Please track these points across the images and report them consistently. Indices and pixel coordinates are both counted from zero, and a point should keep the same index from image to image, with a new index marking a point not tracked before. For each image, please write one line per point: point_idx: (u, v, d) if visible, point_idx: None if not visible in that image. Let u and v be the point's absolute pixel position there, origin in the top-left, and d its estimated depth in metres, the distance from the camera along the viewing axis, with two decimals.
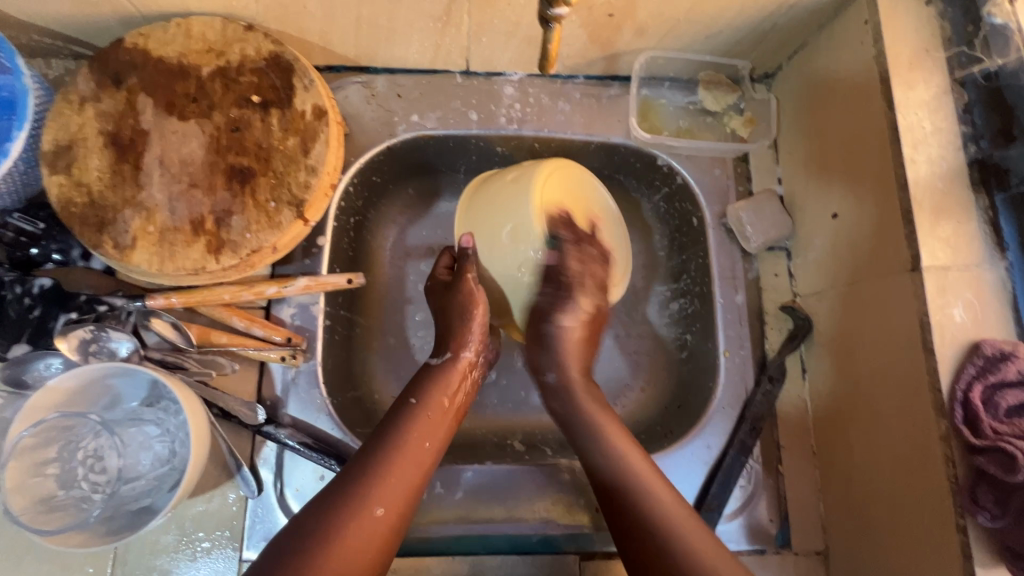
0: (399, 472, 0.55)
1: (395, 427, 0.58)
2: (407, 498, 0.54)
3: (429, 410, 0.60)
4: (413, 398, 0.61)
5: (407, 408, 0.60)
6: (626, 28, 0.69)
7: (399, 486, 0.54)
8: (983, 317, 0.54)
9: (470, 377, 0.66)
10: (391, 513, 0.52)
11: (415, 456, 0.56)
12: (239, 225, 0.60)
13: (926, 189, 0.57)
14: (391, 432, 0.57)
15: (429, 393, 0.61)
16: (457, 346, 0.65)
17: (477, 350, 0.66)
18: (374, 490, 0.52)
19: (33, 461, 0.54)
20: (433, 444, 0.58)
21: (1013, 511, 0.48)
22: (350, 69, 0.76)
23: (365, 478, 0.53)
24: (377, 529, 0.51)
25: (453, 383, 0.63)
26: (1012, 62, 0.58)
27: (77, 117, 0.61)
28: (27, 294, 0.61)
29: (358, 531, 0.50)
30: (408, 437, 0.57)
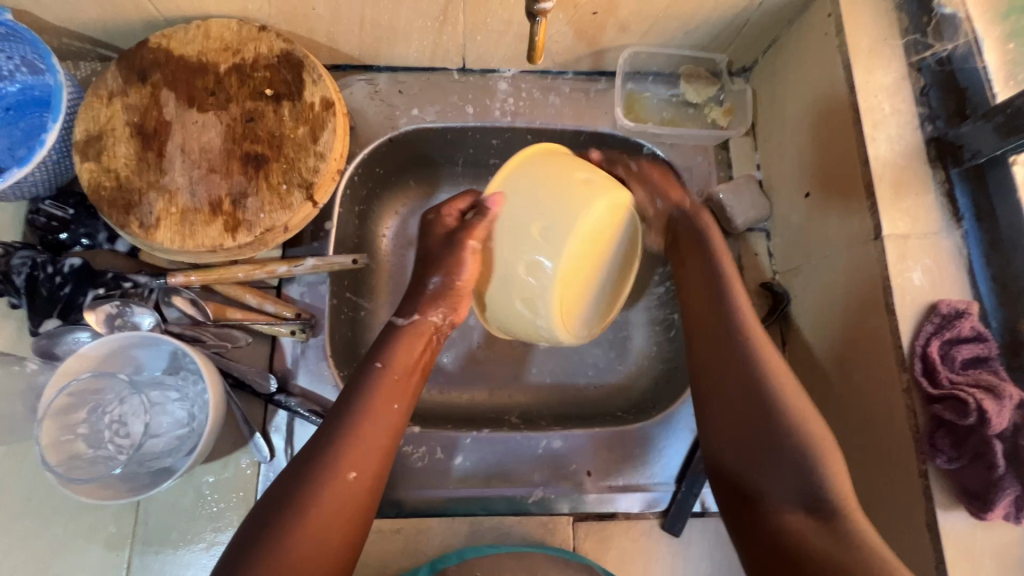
0: (371, 436, 0.56)
1: (363, 390, 0.59)
2: (379, 460, 0.56)
3: (396, 373, 0.61)
4: (379, 361, 0.61)
5: (374, 371, 0.61)
6: (610, 25, 0.74)
7: (374, 449, 0.56)
8: (941, 280, 0.59)
9: (433, 337, 0.67)
10: (365, 475, 0.54)
11: (384, 419, 0.58)
12: (254, 206, 0.65)
13: (887, 164, 0.62)
14: (358, 396, 0.58)
15: (394, 353, 0.63)
16: (425, 308, 0.66)
17: (442, 315, 0.67)
18: (344, 456, 0.54)
19: (66, 421, 0.59)
20: (401, 405, 0.60)
21: (967, 452, 0.52)
22: (355, 68, 0.82)
23: (332, 447, 0.55)
24: (351, 490, 0.53)
25: (417, 345, 0.65)
26: (961, 47, 0.63)
27: (106, 110, 0.66)
28: (58, 273, 0.66)
29: (332, 498, 0.52)
30: (376, 401, 0.58)
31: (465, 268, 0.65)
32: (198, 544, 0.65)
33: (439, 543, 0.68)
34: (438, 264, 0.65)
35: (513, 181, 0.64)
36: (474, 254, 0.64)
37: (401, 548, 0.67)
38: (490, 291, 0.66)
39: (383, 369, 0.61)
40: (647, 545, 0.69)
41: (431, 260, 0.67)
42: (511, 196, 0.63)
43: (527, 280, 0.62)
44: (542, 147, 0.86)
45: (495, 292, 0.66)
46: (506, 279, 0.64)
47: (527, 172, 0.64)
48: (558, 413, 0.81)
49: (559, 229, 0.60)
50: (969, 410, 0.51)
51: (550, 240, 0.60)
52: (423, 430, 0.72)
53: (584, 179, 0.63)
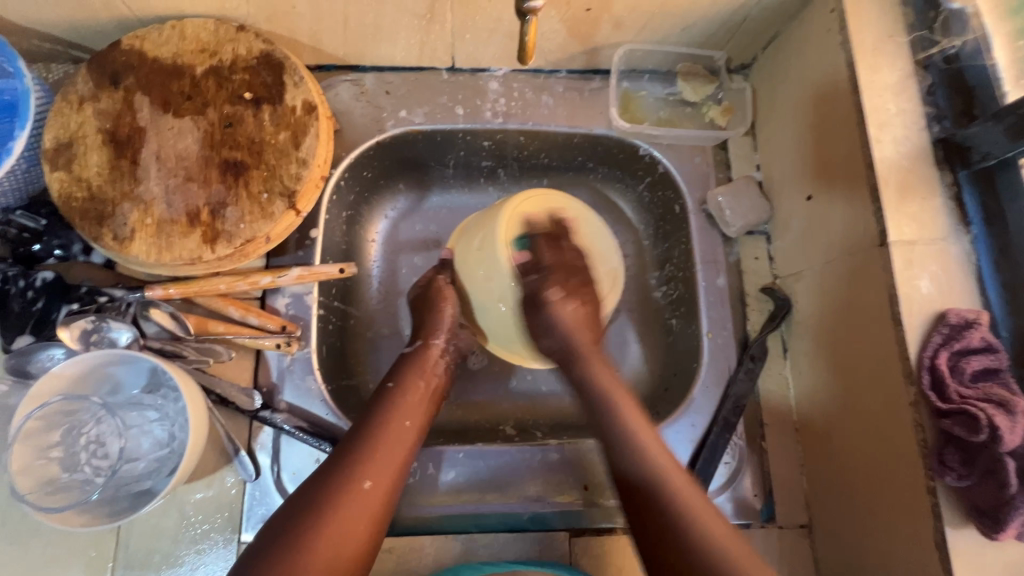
0: (387, 452, 0.56)
1: (378, 409, 0.60)
2: (395, 473, 0.55)
3: (407, 391, 0.62)
4: (391, 381, 0.63)
5: (386, 390, 0.62)
6: (604, 22, 0.72)
7: (389, 464, 0.55)
8: (949, 288, 0.56)
9: (438, 361, 0.67)
10: (378, 487, 0.53)
11: (399, 436, 0.58)
12: (233, 216, 0.62)
13: (892, 167, 0.59)
14: (373, 414, 0.59)
15: (406, 374, 0.64)
16: (425, 333, 0.69)
17: (446, 339, 0.69)
18: (359, 466, 0.54)
19: (38, 444, 0.57)
20: (413, 422, 0.60)
21: (978, 469, 0.50)
22: (340, 68, 0.78)
23: (347, 460, 0.54)
24: (365, 502, 0.52)
25: (428, 366, 0.66)
26: (970, 43, 0.60)
27: (76, 116, 0.63)
28: (30, 287, 0.63)
29: (349, 508, 0.51)
30: (390, 416, 0.59)
31: (445, 310, 0.70)
32: (183, 566, 0.63)
33: (431, 561, 0.66)
34: (428, 300, 0.71)
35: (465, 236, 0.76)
36: (448, 291, 0.71)
37: (393, 567, 0.65)
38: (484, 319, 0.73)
39: (397, 391, 0.62)
40: None
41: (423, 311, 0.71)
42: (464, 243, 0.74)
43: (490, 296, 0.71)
44: (535, 150, 0.83)
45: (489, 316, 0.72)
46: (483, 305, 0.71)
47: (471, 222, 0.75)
48: (554, 423, 0.79)
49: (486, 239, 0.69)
50: (981, 426, 0.49)
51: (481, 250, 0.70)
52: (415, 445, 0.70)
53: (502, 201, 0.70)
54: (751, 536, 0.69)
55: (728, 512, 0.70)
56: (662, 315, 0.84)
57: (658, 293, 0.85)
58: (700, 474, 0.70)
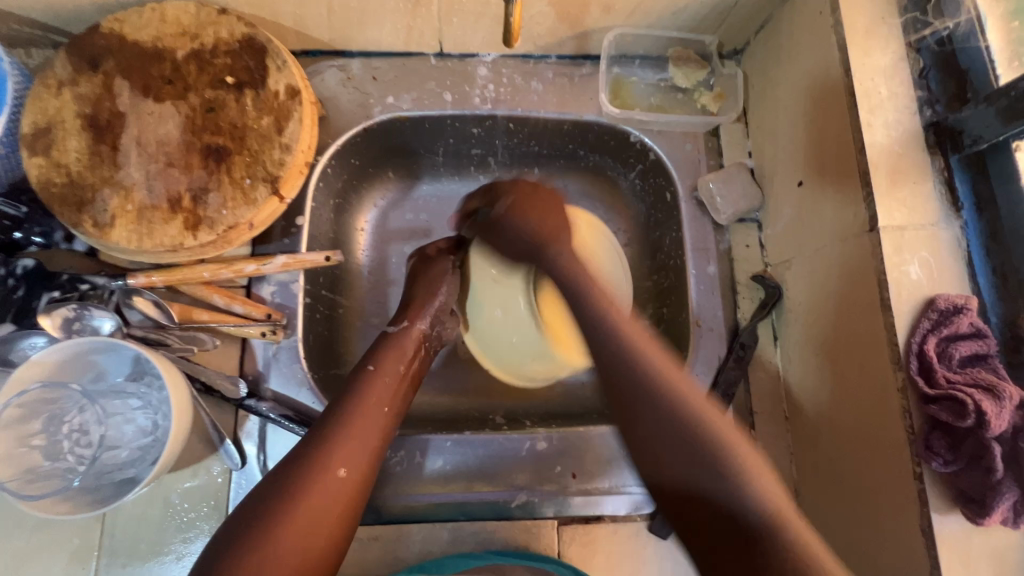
0: (363, 437, 0.56)
1: (357, 392, 0.59)
2: (370, 457, 0.55)
3: (386, 375, 0.62)
4: (372, 364, 0.63)
5: (366, 372, 0.62)
6: (593, 5, 0.70)
7: (365, 449, 0.55)
8: (939, 273, 0.56)
9: (420, 344, 0.68)
10: (355, 473, 0.53)
11: (375, 419, 0.58)
12: (216, 202, 0.61)
13: (882, 151, 0.59)
14: (351, 397, 0.58)
15: (386, 358, 0.64)
16: (413, 316, 0.69)
17: (431, 323, 0.70)
18: (338, 449, 0.53)
19: (18, 432, 0.56)
20: (392, 407, 0.60)
21: (965, 455, 0.50)
22: (326, 53, 0.77)
23: (324, 445, 0.54)
24: (341, 488, 0.52)
25: (408, 351, 0.66)
26: (964, 25, 0.59)
27: (55, 101, 0.62)
28: (10, 275, 0.62)
29: (323, 493, 0.51)
30: (367, 400, 0.58)
31: (441, 293, 0.71)
32: (168, 555, 0.63)
33: (419, 550, 0.66)
34: (425, 279, 0.72)
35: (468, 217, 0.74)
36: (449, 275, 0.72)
37: (380, 556, 0.65)
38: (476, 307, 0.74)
39: (376, 372, 0.61)
40: (634, 548, 0.67)
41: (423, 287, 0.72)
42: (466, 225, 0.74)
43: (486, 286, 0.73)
44: (525, 136, 0.82)
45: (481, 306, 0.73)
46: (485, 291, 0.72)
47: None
48: (544, 412, 0.78)
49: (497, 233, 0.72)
50: (967, 412, 0.49)
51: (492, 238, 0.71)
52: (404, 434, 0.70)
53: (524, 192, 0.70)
54: None
55: None
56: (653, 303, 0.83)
57: (650, 281, 0.84)
58: None
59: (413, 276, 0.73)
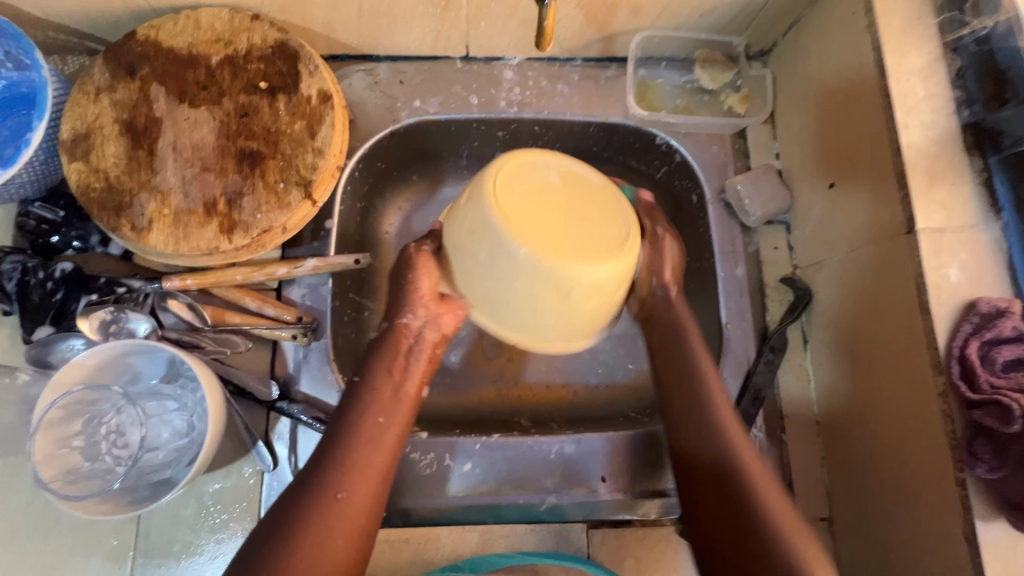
0: (360, 458, 0.55)
1: (348, 409, 0.58)
2: (371, 475, 0.55)
3: (376, 386, 0.60)
4: (358, 375, 0.61)
5: (353, 385, 0.60)
6: (621, 7, 0.70)
7: (364, 468, 0.55)
8: (979, 276, 0.55)
9: (410, 345, 0.63)
10: (353, 494, 0.53)
11: (373, 437, 0.57)
12: (250, 206, 0.62)
13: (920, 153, 0.58)
14: (341, 419, 0.58)
15: (374, 365, 0.62)
16: (391, 314, 0.64)
17: (415, 315, 0.64)
18: (334, 474, 0.54)
19: (60, 433, 0.57)
20: (387, 418, 0.59)
21: (1011, 461, 0.48)
22: (353, 57, 0.78)
23: (324, 466, 0.54)
24: (342, 511, 0.52)
25: (398, 354, 0.63)
26: (1002, 23, 0.58)
27: (93, 107, 0.63)
28: (49, 279, 0.63)
29: (324, 520, 0.51)
30: (359, 417, 0.58)
31: (418, 282, 0.63)
32: (203, 555, 0.64)
33: (449, 552, 0.66)
34: (398, 270, 0.65)
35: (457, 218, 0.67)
36: (425, 262, 0.64)
37: (410, 558, 0.65)
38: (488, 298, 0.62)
39: (365, 385, 0.60)
40: (665, 552, 0.67)
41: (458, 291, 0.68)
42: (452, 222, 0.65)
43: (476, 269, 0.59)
44: (550, 139, 0.82)
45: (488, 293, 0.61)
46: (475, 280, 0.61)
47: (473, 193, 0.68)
48: (570, 415, 0.78)
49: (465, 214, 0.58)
50: (1013, 417, 0.48)
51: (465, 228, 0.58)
52: (431, 437, 0.70)
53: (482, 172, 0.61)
54: None
55: None
56: None
57: None
58: None
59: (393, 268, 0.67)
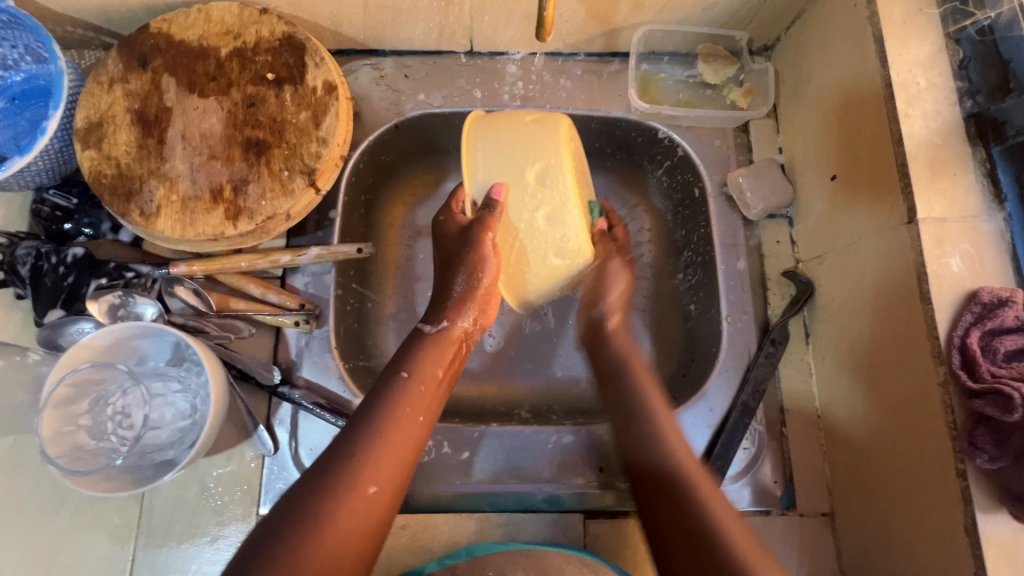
0: (396, 452, 0.50)
1: (388, 400, 0.53)
2: (402, 472, 0.50)
3: (423, 384, 0.55)
4: (405, 371, 0.56)
5: (400, 380, 0.55)
6: (623, 2, 0.71)
7: (395, 463, 0.49)
8: (981, 266, 0.54)
9: (462, 347, 0.62)
10: (386, 491, 0.48)
11: (410, 430, 0.52)
12: (255, 193, 0.63)
13: (921, 143, 0.58)
14: (380, 406, 0.52)
15: (423, 363, 0.57)
16: (453, 314, 0.62)
17: (471, 321, 0.64)
18: (367, 466, 0.48)
19: (66, 412, 0.58)
20: (426, 419, 0.54)
21: (1012, 451, 0.48)
22: (360, 52, 0.80)
23: (356, 450, 0.49)
24: (368, 509, 0.46)
25: (447, 355, 0.60)
26: (1005, 14, 0.58)
27: (107, 97, 0.65)
28: (61, 263, 0.65)
29: (351, 512, 0.46)
30: (400, 411, 0.52)
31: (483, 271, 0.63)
32: (204, 537, 0.64)
33: (447, 540, 0.66)
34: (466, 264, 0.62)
35: (481, 180, 0.64)
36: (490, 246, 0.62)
37: (407, 545, 0.65)
38: (529, 274, 0.63)
39: (413, 382, 0.55)
40: None
41: (457, 274, 0.63)
42: (492, 177, 0.63)
43: (557, 233, 0.61)
44: None
45: (530, 263, 0.63)
46: (535, 239, 0.61)
47: (490, 141, 0.64)
48: (569, 407, 0.79)
49: (549, 170, 0.61)
50: (1014, 406, 0.47)
51: (549, 186, 0.60)
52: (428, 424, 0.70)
53: (533, 119, 0.63)
54: (770, 523, 0.67)
55: (746, 499, 0.68)
56: (681, 301, 0.82)
57: (677, 279, 0.83)
58: (717, 459, 0.68)
59: (448, 251, 0.64)
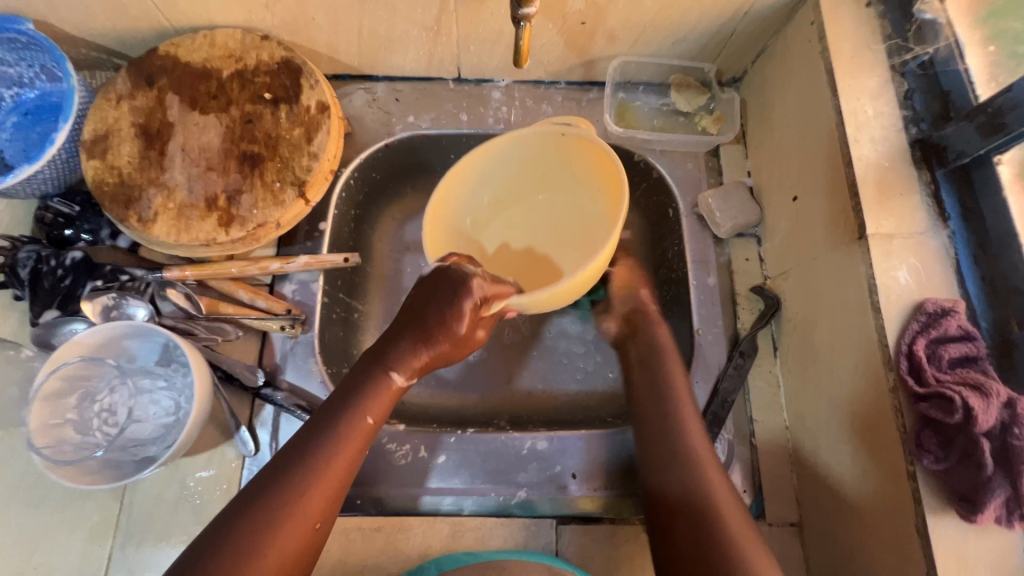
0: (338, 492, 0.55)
1: (345, 442, 0.56)
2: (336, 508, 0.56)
3: (375, 428, 0.59)
4: (371, 418, 0.58)
5: (365, 429, 0.58)
6: (599, 35, 0.77)
7: (336, 502, 0.55)
8: (928, 279, 0.58)
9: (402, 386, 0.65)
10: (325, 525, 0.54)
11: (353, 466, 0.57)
12: (248, 203, 0.67)
13: (870, 165, 0.62)
14: (337, 447, 0.56)
15: (381, 409, 0.60)
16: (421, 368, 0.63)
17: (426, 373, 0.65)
18: (316, 505, 0.53)
19: (55, 406, 0.60)
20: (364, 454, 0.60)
21: (956, 453, 0.50)
22: (354, 77, 0.85)
23: (308, 491, 0.53)
24: (308, 540, 0.52)
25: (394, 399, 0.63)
26: (943, 50, 0.64)
27: (114, 112, 0.70)
28: (60, 266, 0.68)
29: (295, 544, 0.51)
30: (353, 454, 0.57)
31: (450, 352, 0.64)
32: (179, 537, 0.65)
33: (420, 544, 0.67)
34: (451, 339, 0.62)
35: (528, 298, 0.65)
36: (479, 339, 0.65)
37: (381, 546, 0.67)
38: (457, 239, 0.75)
39: (370, 428, 0.58)
40: (633, 550, 0.67)
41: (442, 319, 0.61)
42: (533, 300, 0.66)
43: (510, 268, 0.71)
44: None
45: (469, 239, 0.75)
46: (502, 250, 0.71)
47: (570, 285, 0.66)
48: (547, 417, 0.81)
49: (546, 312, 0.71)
50: (956, 408, 0.50)
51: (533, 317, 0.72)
52: (409, 428, 0.72)
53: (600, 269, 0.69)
54: None
55: None
56: None
57: None
58: None
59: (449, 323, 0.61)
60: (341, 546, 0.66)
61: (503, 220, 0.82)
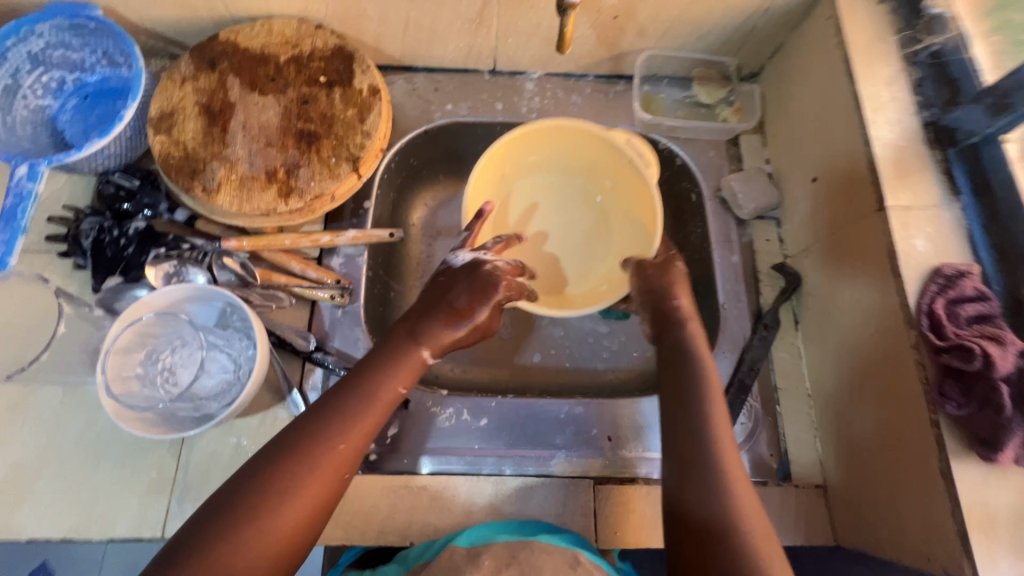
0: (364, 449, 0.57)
1: (380, 404, 0.59)
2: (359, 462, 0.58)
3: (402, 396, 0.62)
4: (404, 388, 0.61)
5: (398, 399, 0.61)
6: (629, 29, 0.82)
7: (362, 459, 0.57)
8: (944, 245, 0.63)
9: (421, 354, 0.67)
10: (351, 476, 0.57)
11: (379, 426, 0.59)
12: (305, 176, 0.71)
13: (887, 145, 0.67)
14: (370, 411, 0.58)
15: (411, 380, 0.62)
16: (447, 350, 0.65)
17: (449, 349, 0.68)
18: (346, 458, 0.55)
19: (126, 361, 0.65)
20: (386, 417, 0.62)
21: (976, 398, 0.54)
22: (395, 68, 0.90)
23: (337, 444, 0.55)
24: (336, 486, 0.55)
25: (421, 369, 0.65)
26: (950, 40, 0.69)
27: (178, 91, 0.74)
28: (123, 235, 0.73)
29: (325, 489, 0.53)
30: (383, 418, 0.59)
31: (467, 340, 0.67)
32: None
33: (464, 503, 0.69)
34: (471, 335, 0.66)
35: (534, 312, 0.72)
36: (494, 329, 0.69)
37: (427, 504, 0.69)
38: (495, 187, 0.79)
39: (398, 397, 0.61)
40: None
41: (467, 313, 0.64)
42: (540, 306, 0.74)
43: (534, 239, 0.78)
44: None
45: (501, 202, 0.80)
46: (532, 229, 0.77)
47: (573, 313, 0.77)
48: (577, 390, 0.85)
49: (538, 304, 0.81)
50: (974, 356, 0.55)
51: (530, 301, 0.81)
52: (450, 394, 0.77)
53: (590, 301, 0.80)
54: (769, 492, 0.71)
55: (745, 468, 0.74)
56: None
57: None
58: None
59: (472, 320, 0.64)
60: (388, 503, 0.69)
61: (544, 195, 0.87)
